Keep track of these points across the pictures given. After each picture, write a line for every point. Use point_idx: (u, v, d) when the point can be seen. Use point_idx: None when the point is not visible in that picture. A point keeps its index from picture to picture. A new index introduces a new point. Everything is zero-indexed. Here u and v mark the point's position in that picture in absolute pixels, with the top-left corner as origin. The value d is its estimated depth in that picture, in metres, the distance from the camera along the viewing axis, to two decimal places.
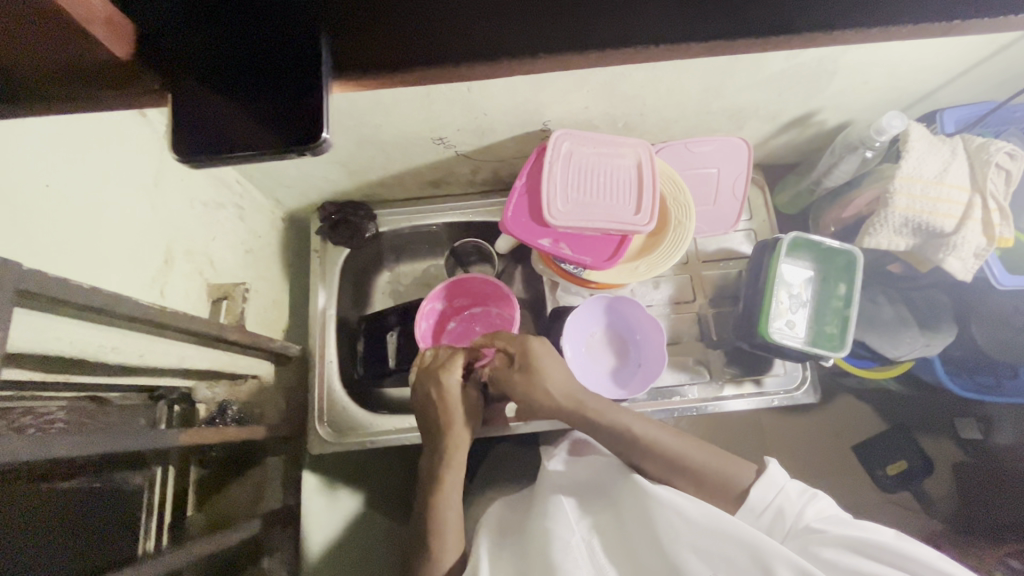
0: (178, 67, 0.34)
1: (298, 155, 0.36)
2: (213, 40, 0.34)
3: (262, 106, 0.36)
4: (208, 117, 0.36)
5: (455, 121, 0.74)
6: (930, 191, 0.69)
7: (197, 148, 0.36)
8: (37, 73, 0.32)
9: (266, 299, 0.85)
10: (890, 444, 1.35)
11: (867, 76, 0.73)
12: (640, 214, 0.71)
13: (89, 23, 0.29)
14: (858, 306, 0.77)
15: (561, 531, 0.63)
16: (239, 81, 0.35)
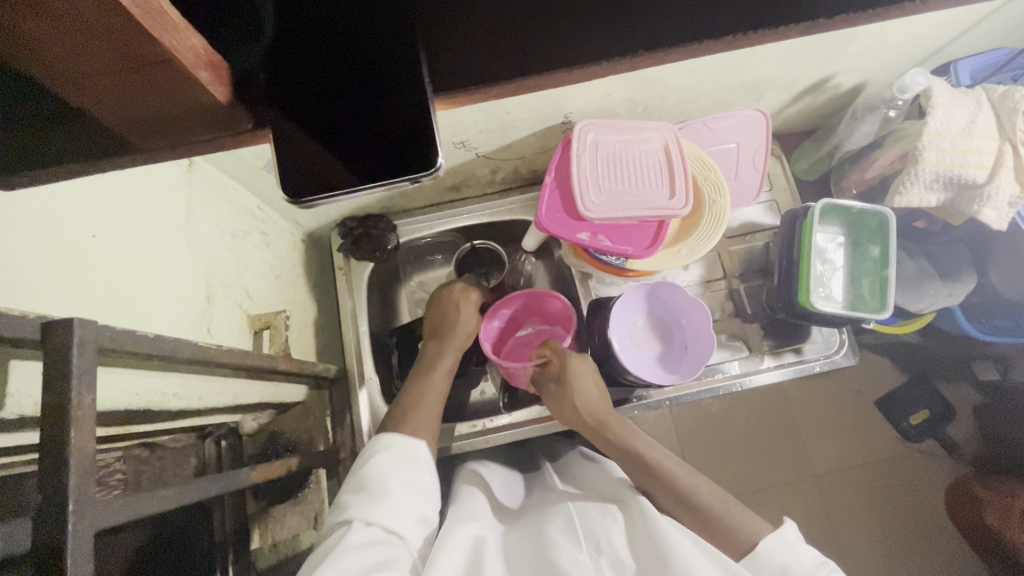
0: (273, 106, 0.40)
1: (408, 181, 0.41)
2: (309, 87, 0.40)
3: (356, 143, 0.41)
4: (315, 164, 0.41)
5: (477, 123, 0.73)
6: (960, 144, 0.69)
7: (304, 185, 0.41)
8: (137, 119, 0.36)
9: (300, 323, 0.84)
10: (915, 395, 1.38)
11: (885, 35, 0.72)
12: (675, 198, 0.70)
13: (194, 68, 0.32)
14: (895, 265, 0.77)
15: (565, 541, 0.54)
16: (338, 129, 0.41)
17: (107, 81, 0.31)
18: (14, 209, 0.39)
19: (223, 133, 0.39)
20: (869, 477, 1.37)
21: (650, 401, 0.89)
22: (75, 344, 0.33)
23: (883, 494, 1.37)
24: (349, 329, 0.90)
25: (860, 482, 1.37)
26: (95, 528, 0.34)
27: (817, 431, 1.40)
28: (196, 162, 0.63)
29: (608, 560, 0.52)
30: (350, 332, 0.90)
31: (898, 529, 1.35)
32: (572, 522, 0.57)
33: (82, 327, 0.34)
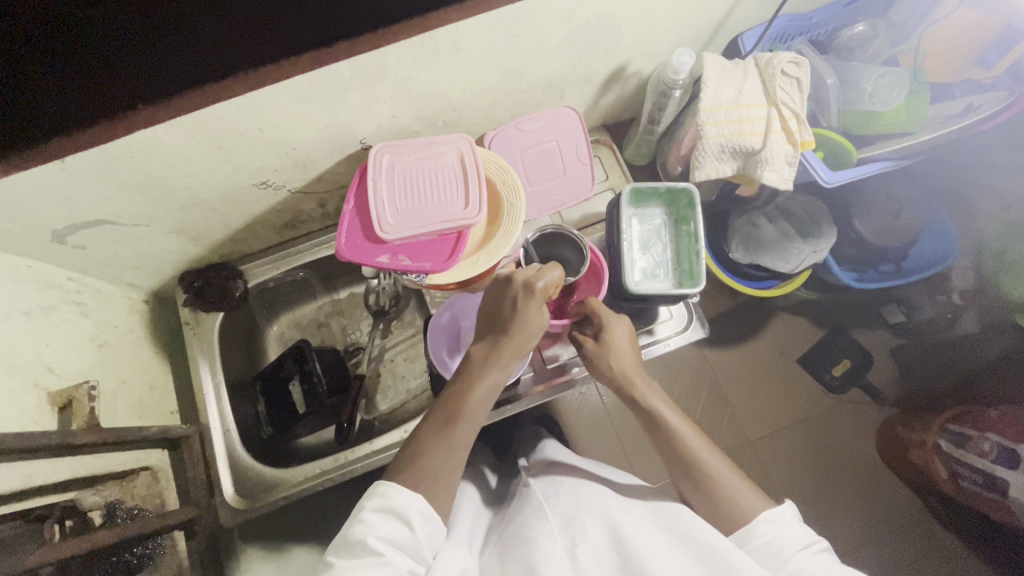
0: None
1: None
2: None
3: None
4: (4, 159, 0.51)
5: (268, 163, 0.73)
6: (732, 114, 0.72)
7: None
8: None
9: (141, 388, 0.83)
10: (831, 347, 1.40)
11: (651, 21, 0.75)
12: (469, 207, 0.71)
13: None
14: (704, 238, 0.79)
15: (541, 538, 0.63)
16: None
17: None
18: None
19: None
20: (801, 435, 1.38)
21: (515, 403, 0.90)
22: None
23: (818, 449, 1.37)
24: (202, 382, 0.88)
25: (794, 442, 1.38)
26: None
27: (742, 400, 1.41)
28: None
29: (583, 550, 0.61)
30: (205, 386, 0.88)
31: (837, 481, 1.36)
32: (546, 521, 0.66)
33: None
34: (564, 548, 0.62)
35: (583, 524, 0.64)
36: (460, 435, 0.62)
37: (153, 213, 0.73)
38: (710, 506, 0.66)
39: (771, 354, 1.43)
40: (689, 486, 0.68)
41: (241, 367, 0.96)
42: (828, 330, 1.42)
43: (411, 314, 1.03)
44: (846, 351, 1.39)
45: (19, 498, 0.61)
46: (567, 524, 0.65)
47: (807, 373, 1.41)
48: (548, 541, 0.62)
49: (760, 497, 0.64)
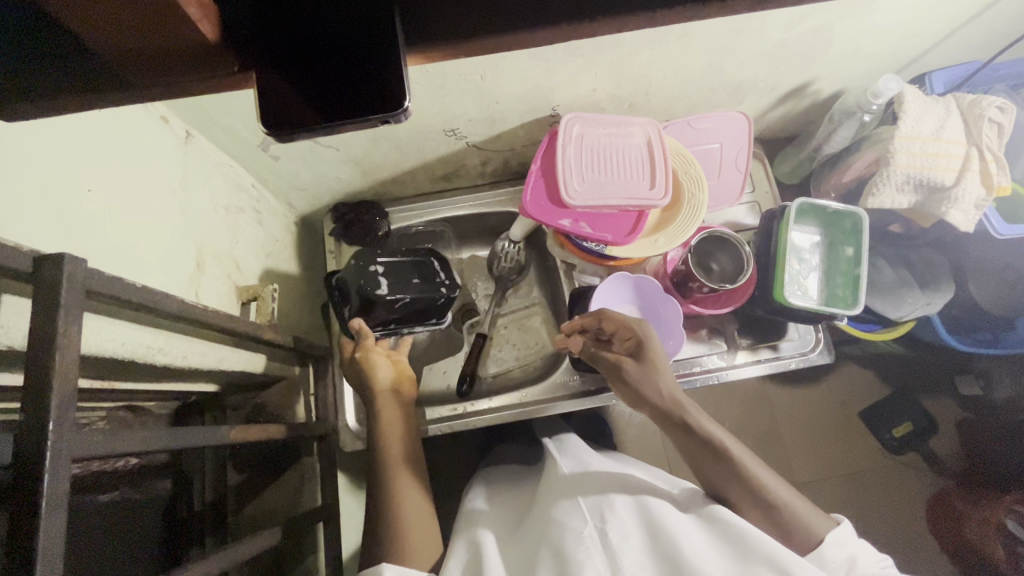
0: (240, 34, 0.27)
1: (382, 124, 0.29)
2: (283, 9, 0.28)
3: (307, 63, 0.28)
4: (287, 99, 0.28)
5: (467, 113, 0.75)
6: (929, 147, 0.72)
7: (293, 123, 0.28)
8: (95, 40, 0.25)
9: (288, 304, 0.86)
10: (897, 407, 1.38)
11: (860, 43, 0.76)
12: (655, 189, 0.73)
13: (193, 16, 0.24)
14: (867, 266, 0.80)
15: (572, 522, 0.63)
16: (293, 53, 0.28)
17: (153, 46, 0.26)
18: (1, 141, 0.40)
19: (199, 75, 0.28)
20: (851, 486, 1.37)
21: None
22: (65, 280, 0.35)
23: (867, 505, 1.36)
24: (336, 310, 0.91)
25: (847, 493, 1.37)
26: (74, 457, 0.35)
27: (801, 439, 1.40)
28: (193, 136, 0.66)
29: (611, 528, 0.61)
30: (338, 315, 0.91)
31: (883, 541, 1.33)
32: (574, 502, 0.66)
33: (71, 265, 0.36)
34: (594, 526, 0.62)
35: (614, 505, 0.64)
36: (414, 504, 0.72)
37: (347, 140, 0.77)
38: (782, 533, 0.62)
39: (839, 401, 1.42)
40: (754, 510, 0.64)
41: None
42: (896, 391, 1.41)
43: (530, 286, 1.05)
44: (910, 415, 1.37)
45: (192, 377, 0.63)
46: (595, 503, 0.65)
47: (867, 429, 1.40)
48: (577, 522, 0.62)
49: (822, 517, 0.64)
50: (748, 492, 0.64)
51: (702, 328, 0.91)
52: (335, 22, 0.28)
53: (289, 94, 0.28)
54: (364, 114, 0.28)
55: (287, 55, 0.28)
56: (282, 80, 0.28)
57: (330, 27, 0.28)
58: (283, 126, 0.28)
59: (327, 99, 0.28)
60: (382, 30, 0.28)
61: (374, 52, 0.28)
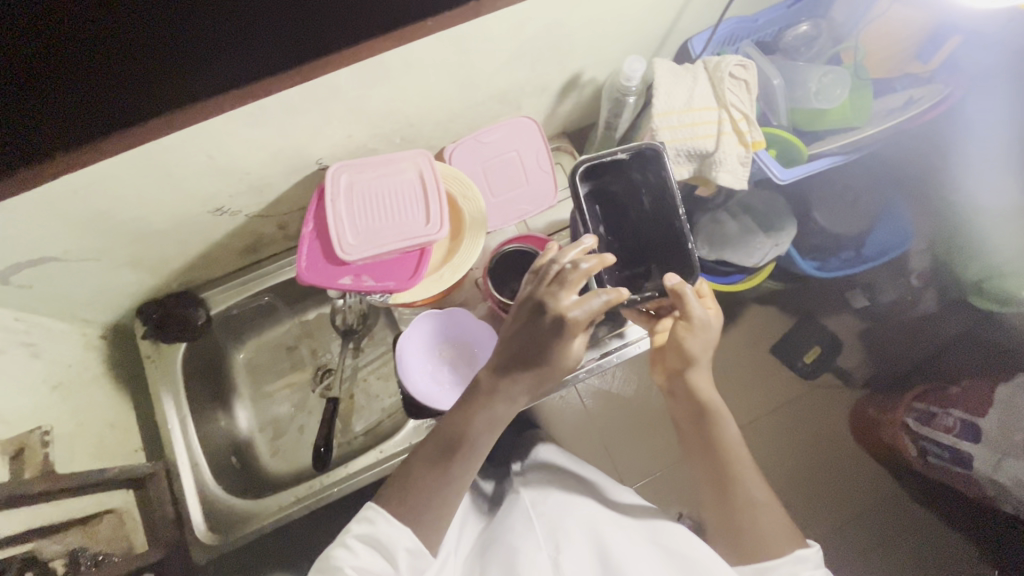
0: None
1: None
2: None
3: None
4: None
5: (221, 189, 0.71)
6: (685, 118, 0.73)
7: None
8: None
9: (101, 428, 0.80)
10: (803, 334, 1.41)
11: (600, 29, 0.76)
12: (431, 223, 0.71)
13: None
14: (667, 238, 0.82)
15: (523, 543, 0.66)
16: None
17: None
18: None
19: None
20: (777, 422, 1.39)
21: None
22: None
23: (794, 436, 1.38)
24: (166, 415, 0.85)
25: (772, 430, 1.39)
26: None
27: (719, 392, 1.41)
28: None
29: (562, 554, 0.65)
30: (170, 421, 0.86)
31: (816, 467, 1.36)
32: (530, 527, 0.69)
33: None
34: (548, 555, 0.65)
35: (564, 528, 0.67)
36: (458, 468, 0.57)
37: (102, 246, 0.71)
38: (748, 538, 0.61)
39: (745, 346, 1.44)
40: (724, 510, 0.64)
41: (208, 397, 0.93)
42: (801, 317, 1.43)
43: (382, 332, 1.01)
44: (817, 338, 1.40)
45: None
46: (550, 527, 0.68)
47: (781, 361, 1.41)
48: (530, 548, 0.65)
49: (793, 534, 0.61)
50: (723, 479, 0.65)
51: None
52: None
53: None
54: None
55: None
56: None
57: None
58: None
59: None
60: None
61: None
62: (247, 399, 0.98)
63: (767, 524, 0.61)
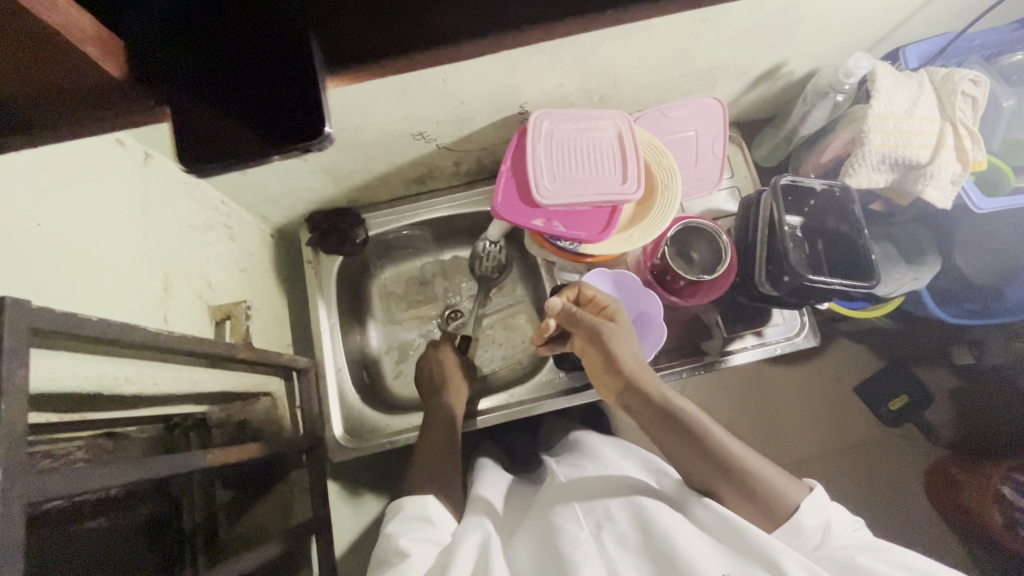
0: (145, 61, 0.27)
1: (302, 151, 0.28)
2: (223, 90, 0.28)
3: (209, 92, 0.28)
4: (208, 134, 0.28)
5: (433, 115, 0.74)
6: (903, 125, 0.72)
7: (207, 149, 0.27)
8: (15, 97, 0.26)
9: (269, 318, 0.85)
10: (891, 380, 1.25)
11: (829, 22, 0.74)
12: (628, 183, 0.72)
13: (74, 41, 0.23)
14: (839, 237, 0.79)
15: (567, 524, 0.60)
16: (220, 72, 0.28)
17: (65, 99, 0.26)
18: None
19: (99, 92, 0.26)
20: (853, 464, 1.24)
21: None
22: (7, 321, 0.34)
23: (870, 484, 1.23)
24: (319, 320, 0.91)
25: (844, 471, 1.24)
26: (26, 502, 0.34)
27: (796, 423, 1.27)
28: (154, 156, 0.64)
29: (609, 532, 0.58)
30: (322, 326, 0.91)
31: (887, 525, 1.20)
32: (571, 508, 0.63)
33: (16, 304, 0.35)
34: (590, 532, 0.59)
35: (608, 506, 0.62)
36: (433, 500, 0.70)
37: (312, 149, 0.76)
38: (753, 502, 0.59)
39: (827, 380, 1.29)
40: (728, 488, 0.60)
41: (350, 312, 0.98)
42: (887, 364, 1.27)
43: (513, 284, 1.04)
44: (906, 386, 1.24)
45: (165, 405, 0.62)
46: (591, 507, 0.62)
47: (863, 404, 1.27)
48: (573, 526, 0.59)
49: (795, 483, 0.61)
50: (713, 463, 0.61)
51: (684, 316, 0.91)
52: (234, 42, 0.28)
53: (200, 120, 0.28)
54: (276, 145, 0.27)
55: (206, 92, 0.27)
56: (198, 117, 0.27)
57: (227, 72, 0.28)
58: (209, 161, 0.27)
59: (239, 138, 0.27)
60: (302, 57, 0.27)
61: (286, 73, 0.27)
62: (378, 322, 1.03)
63: (771, 488, 0.60)
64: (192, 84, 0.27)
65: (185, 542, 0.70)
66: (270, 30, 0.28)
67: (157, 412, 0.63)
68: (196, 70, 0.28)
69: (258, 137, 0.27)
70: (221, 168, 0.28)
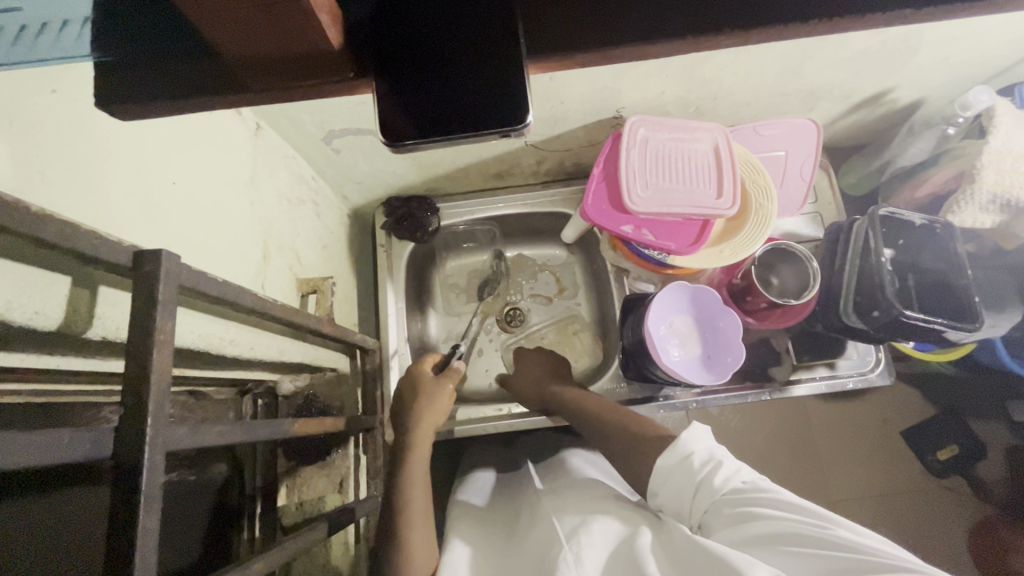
0: (363, 37, 0.27)
1: (501, 136, 0.29)
2: (429, 69, 0.28)
3: (414, 74, 0.28)
4: (400, 110, 0.28)
5: (531, 112, 0.74)
6: (1020, 165, 0.69)
7: (411, 128, 0.29)
8: (233, 56, 0.26)
9: (344, 297, 0.87)
10: (942, 427, 1.17)
11: (949, 51, 0.71)
12: (722, 198, 0.71)
13: (313, 8, 0.23)
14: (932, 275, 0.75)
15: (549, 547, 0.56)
16: (428, 54, 0.28)
17: (283, 61, 0.27)
18: (94, 140, 0.40)
19: (311, 60, 0.26)
20: (898, 512, 1.16)
21: (677, 400, 0.88)
22: (162, 275, 0.35)
23: (916, 535, 1.15)
24: (386, 303, 0.92)
25: (888, 516, 1.16)
26: (166, 448, 0.35)
27: (841, 461, 1.20)
28: (262, 127, 0.66)
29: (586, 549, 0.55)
30: (388, 309, 0.92)
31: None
32: (550, 530, 0.59)
33: (168, 260, 0.36)
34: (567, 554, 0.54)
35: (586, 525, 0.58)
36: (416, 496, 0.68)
37: None
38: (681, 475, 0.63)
39: (876, 421, 1.21)
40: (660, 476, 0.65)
41: (413, 298, 0.99)
42: (941, 412, 1.19)
43: (574, 286, 1.03)
44: (956, 435, 1.15)
45: (252, 369, 0.64)
46: (570, 528, 0.58)
47: (909, 450, 1.19)
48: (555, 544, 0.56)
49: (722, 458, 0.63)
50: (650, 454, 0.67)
51: (755, 339, 0.88)
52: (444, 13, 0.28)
53: (408, 102, 0.28)
54: (483, 127, 0.28)
55: (407, 70, 0.28)
56: (395, 91, 0.28)
57: (437, 52, 0.28)
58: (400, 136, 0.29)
59: (431, 117, 0.28)
60: (510, 44, 0.27)
61: (489, 61, 0.28)
62: (438, 311, 1.03)
63: None
64: (399, 60, 0.28)
65: (245, 507, 0.72)
66: (472, 5, 0.28)
67: (240, 376, 0.64)
68: (398, 43, 0.28)
69: (466, 119, 0.28)
70: (424, 144, 0.29)
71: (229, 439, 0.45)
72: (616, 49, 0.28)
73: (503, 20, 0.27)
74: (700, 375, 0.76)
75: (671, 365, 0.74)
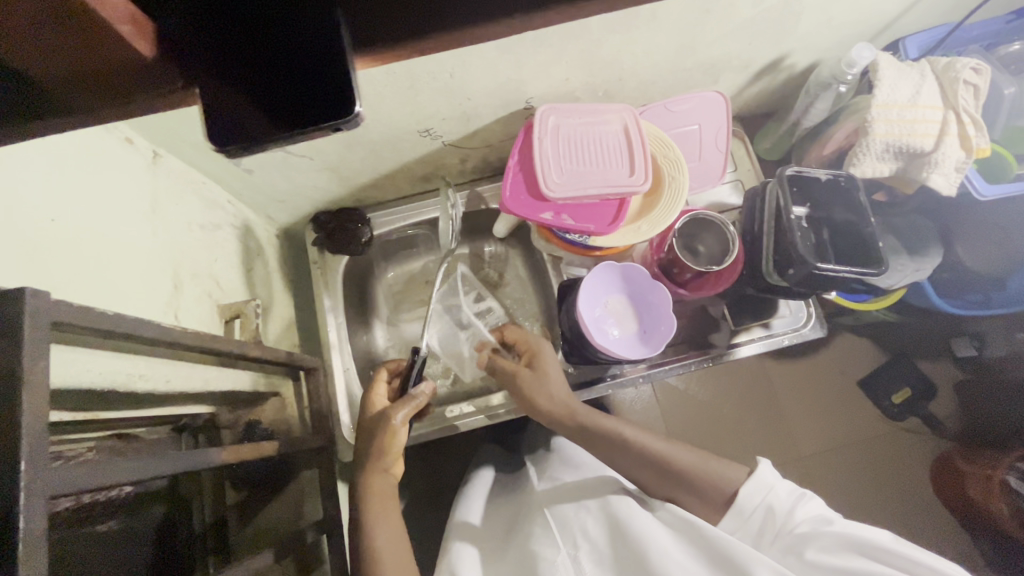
0: (182, 44, 0.27)
1: (337, 130, 0.28)
2: (257, 72, 0.28)
3: (241, 78, 0.28)
4: (230, 115, 0.28)
5: (440, 111, 0.74)
6: (906, 114, 0.73)
7: (243, 133, 0.28)
8: (38, 76, 0.25)
9: (278, 317, 0.85)
10: (895, 373, 1.23)
11: (830, 14, 0.75)
12: (635, 175, 0.72)
13: (106, 17, 0.23)
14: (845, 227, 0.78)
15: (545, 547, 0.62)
16: (254, 57, 0.28)
17: (95, 77, 0.26)
18: None
19: (123, 71, 0.25)
20: (859, 458, 1.21)
21: (625, 377, 0.89)
22: (25, 315, 0.34)
23: (877, 478, 1.20)
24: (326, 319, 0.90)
25: (850, 464, 1.21)
26: (51, 493, 0.34)
27: (801, 418, 1.24)
28: (161, 155, 0.64)
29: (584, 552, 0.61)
30: (329, 325, 0.90)
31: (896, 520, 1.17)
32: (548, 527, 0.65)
33: (33, 298, 0.34)
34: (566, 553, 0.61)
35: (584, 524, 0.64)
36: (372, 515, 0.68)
37: (320, 147, 0.75)
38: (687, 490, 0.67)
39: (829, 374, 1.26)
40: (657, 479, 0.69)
41: (356, 312, 0.98)
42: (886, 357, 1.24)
43: (517, 278, 1.04)
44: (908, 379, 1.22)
45: (176, 404, 0.62)
46: (569, 528, 0.64)
47: (864, 397, 1.24)
48: (549, 551, 0.61)
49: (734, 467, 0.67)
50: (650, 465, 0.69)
51: (693, 309, 0.90)
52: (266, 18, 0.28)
53: (235, 106, 0.28)
54: (315, 123, 0.28)
55: (234, 77, 0.28)
56: (225, 98, 0.28)
57: (263, 54, 0.28)
58: (231, 141, 0.28)
59: (264, 120, 0.28)
60: (334, 41, 0.28)
61: (317, 58, 0.28)
62: (383, 321, 1.02)
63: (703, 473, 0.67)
64: (225, 65, 0.28)
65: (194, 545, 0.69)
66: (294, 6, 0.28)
67: (168, 413, 0.62)
68: (220, 49, 0.28)
69: (298, 118, 0.28)
70: (261, 147, 0.29)
71: (141, 478, 0.43)
72: (447, 32, 0.28)
73: (325, 18, 0.28)
74: (638, 350, 0.78)
75: (608, 344, 0.76)
